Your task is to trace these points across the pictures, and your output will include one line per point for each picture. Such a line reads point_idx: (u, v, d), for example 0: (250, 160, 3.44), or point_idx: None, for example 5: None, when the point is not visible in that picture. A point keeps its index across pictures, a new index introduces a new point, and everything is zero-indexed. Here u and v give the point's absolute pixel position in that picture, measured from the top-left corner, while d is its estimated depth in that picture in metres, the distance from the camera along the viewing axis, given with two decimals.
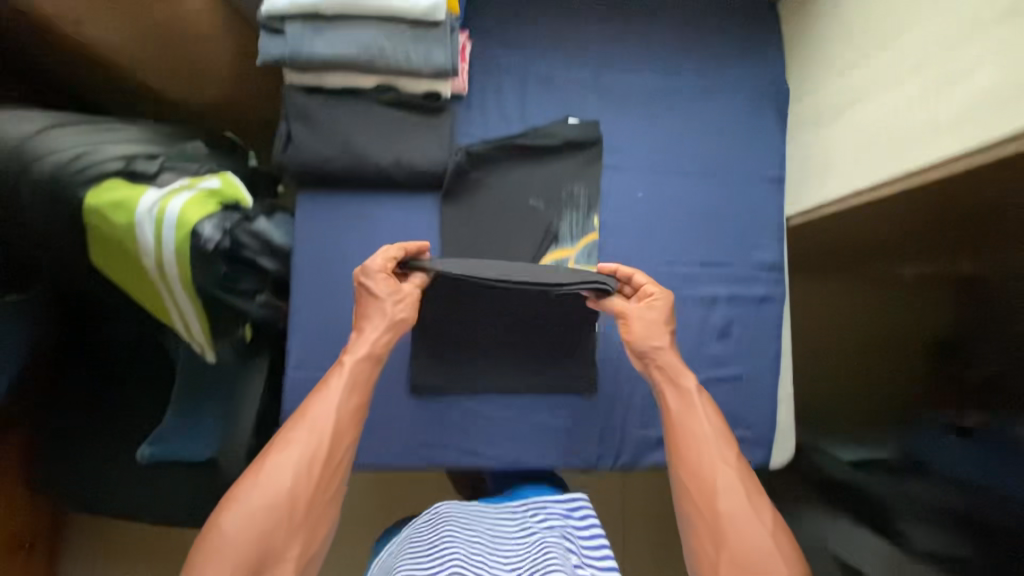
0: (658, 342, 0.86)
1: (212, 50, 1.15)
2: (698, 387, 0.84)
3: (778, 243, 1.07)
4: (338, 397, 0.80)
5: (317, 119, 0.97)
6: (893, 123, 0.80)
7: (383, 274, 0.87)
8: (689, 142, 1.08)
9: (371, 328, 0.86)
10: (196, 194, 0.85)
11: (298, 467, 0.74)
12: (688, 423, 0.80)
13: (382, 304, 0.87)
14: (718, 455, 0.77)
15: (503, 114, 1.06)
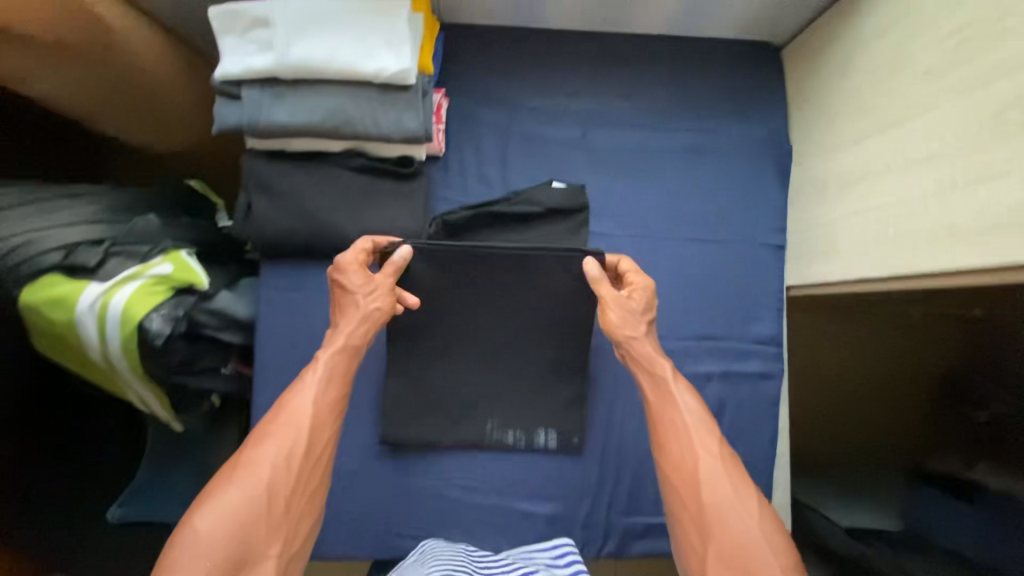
0: (632, 330, 0.79)
1: (175, 96, 1.09)
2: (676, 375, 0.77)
3: (778, 315, 1.00)
4: (315, 389, 0.72)
5: (279, 188, 0.90)
6: (907, 216, 0.72)
7: (358, 267, 0.80)
8: (684, 206, 1.00)
9: (346, 321, 0.78)
10: (144, 284, 0.79)
11: (274, 462, 0.66)
12: (669, 415, 0.73)
13: (357, 296, 0.79)
14: (701, 444, 0.70)
15: (482, 176, 0.98)
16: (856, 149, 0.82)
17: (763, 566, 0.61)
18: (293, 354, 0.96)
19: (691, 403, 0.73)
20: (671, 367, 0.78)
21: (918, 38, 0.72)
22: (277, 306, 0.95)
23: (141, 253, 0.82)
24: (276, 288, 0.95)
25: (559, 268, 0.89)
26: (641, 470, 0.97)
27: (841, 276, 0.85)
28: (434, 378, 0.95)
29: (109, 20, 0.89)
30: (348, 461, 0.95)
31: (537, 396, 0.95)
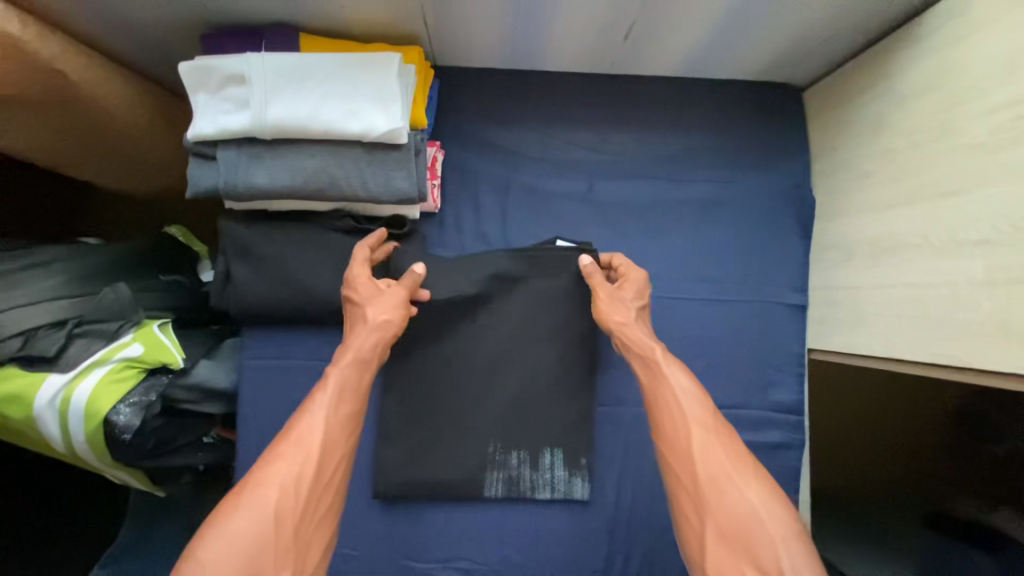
0: (622, 314, 0.78)
1: (152, 143, 1.02)
2: (667, 355, 0.73)
3: (798, 380, 0.93)
4: (325, 406, 0.66)
5: (259, 253, 0.84)
6: (948, 296, 0.66)
7: (366, 279, 0.77)
8: (698, 264, 0.93)
9: (355, 335, 0.73)
10: (110, 371, 0.72)
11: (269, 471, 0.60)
12: (659, 391, 0.70)
13: (365, 309, 0.75)
14: (692, 417, 0.66)
15: (480, 233, 0.92)
16: (883, 214, 0.77)
17: (763, 540, 0.57)
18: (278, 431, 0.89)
19: (683, 381, 0.69)
20: (661, 349, 0.74)
21: (964, 105, 0.66)
22: (259, 378, 0.88)
23: (108, 332, 0.75)
24: (259, 357, 0.88)
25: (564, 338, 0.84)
26: (652, 549, 0.91)
27: (870, 351, 0.79)
28: (430, 456, 0.88)
29: (76, 79, 0.82)
30: (341, 541, 0.89)
31: (541, 470, 0.89)
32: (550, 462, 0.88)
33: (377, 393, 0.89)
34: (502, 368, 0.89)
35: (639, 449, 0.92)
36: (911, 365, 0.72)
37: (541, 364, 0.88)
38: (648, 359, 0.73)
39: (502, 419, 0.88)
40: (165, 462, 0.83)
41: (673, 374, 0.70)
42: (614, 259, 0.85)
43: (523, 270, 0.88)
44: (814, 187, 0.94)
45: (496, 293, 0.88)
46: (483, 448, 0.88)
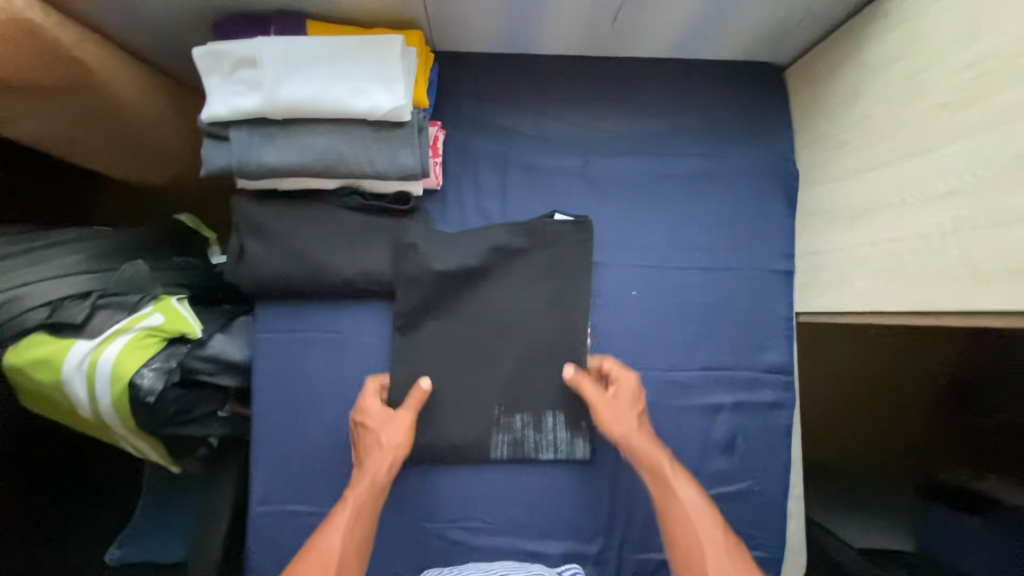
0: (632, 422, 0.84)
1: (164, 135, 1.06)
2: (676, 470, 0.80)
3: (787, 342, 0.98)
4: (343, 528, 0.75)
5: (271, 229, 0.88)
6: (921, 245, 0.71)
7: (376, 407, 0.87)
8: (690, 235, 0.98)
9: (371, 460, 0.83)
10: (134, 337, 0.76)
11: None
12: (671, 506, 0.77)
13: (379, 433, 0.85)
14: (707, 537, 0.73)
15: (482, 209, 0.96)
16: (862, 178, 0.82)
17: None
18: (291, 401, 0.92)
19: (694, 500, 0.77)
20: (666, 459, 0.81)
21: (930, 71, 0.70)
22: (272, 349, 0.91)
23: (130, 303, 0.79)
24: (272, 330, 0.92)
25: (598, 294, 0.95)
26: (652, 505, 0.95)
27: (853, 306, 0.83)
28: (437, 422, 0.91)
29: (92, 65, 0.86)
30: None
31: (546, 433, 0.92)
32: (552, 424, 0.92)
33: (385, 362, 0.93)
34: (506, 336, 0.92)
35: None
36: (892, 316, 0.77)
37: (541, 332, 0.92)
38: (656, 471, 0.80)
39: (506, 385, 0.92)
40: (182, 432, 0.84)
41: (683, 491, 0.78)
42: (606, 362, 0.90)
43: (523, 241, 0.92)
44: (799, 160, 0.99)
45: (498, 264, 0.92)
46: (488, 413, 0.92)
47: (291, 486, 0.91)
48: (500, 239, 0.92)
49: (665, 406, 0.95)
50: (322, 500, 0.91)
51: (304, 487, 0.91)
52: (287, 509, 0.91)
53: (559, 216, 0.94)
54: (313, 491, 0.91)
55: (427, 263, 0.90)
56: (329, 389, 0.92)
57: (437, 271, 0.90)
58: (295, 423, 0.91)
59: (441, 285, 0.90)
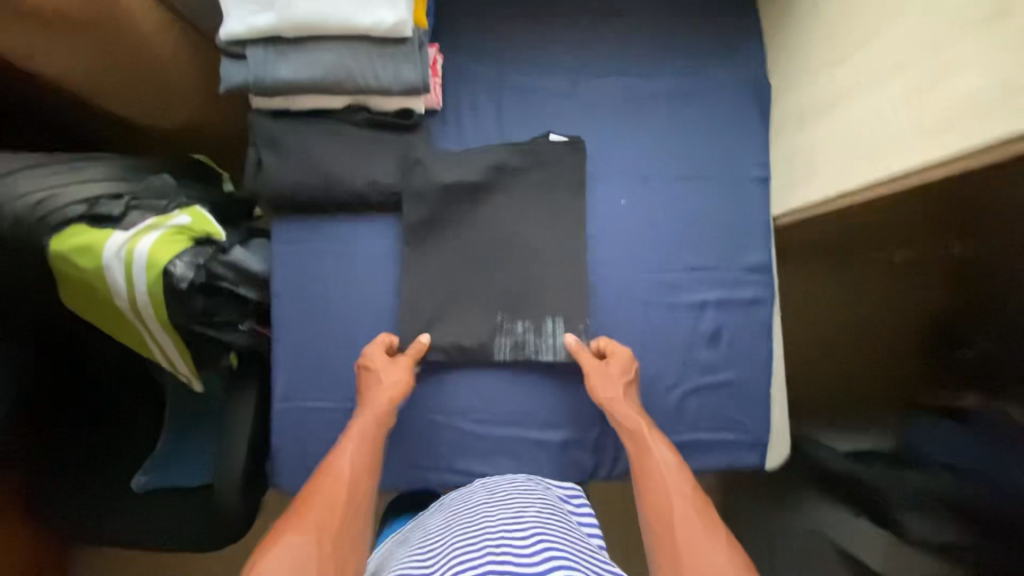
0: (619, 381, 0.94)
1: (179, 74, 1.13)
2: (654, 430, 0.90)
3: (766, 244, 1.05)
4: (350, 453, 0.83)
5: (286, 144, 0.95)
6: (884, 124, 0.79)
7: (382, 355, 0.94)
8: (674, 147, 1.05)
9: (371, 395, 0.91)
10: (166, 233, 0.83)
11: (319, 500, 0.75)
12: (649, 462, 0.85)
13: (381, 373, 0.93)
14: (677, 489, 0.80)
15: (479, 127, 1.03)
16: (834, 76, 0.90)
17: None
18: (308, 306, 0.99)
19: (669, 456, 0.85)
20: (647, 426, 0.90)
21: None
22: (290, 259, 0.99)
23: (159, 207, 0.87)
24: (289, 241, 0.99)
25: (602, 196, 1.04)
26: (646, 394, 1.01)
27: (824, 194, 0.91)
28: (445, 322, 0.99)
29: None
30: None
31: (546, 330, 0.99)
32: (552, 330, 0.99)
33: (394, 269, 1.00)
34: (507, 246, 1.00)
35: (630, 310, 1.03)
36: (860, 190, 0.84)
37: (540, 246, 1.00)
38: (636, 432, 0.89)
39: (509, 293, 1.00)
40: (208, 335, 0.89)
41: (659, 449, 0.87)
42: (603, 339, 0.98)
43: (522, 160, 1.00)
44: (772, 76, 1.07)
45: (499, 182, 1.00)
46: (491, 318, 0.99)
47: (311, 383, 0.98)
48: (497, 152, 1.00)
49: (655, 304, 1.03)
50: (339, 396, 0.98)
51: (321, 385, 0.98)
52: (307, 405, 0.98)
53: (555, 137, 1.01)
54: (334, 388, 0.98)
55: (432, 176, 0.98)
56: (343, 295, 0.99)
57: (442, 184, 0.98)
58: (312, 326, 0.99)
59: (445, 197, 0.98)
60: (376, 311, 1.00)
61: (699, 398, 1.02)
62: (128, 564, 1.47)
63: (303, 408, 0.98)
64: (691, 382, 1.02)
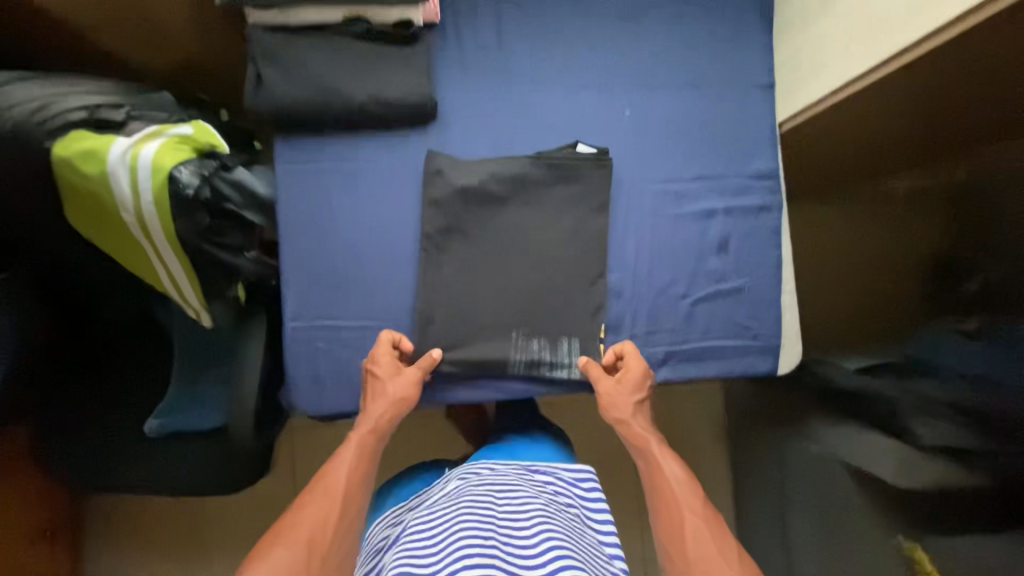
0: (627, 388, 0.95)
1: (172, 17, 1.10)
2: (664, 449, 0.91)
3: (772, 150, 1.05)
4: (348, 466, 0.83)
5: (285, 58, 0.94)
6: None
7: (391, 366, 0.93)
8: (676, 56, 1.04)
9: (375, 408, 0.91)
10: (168, 141, 0.82)
11: (314, 517, 0.75)
12: (659, 480, 0.87)
13: (385, 383, 0.92)
14: (687, 505, 0.82)
15: (479, 42, 1.02)
16: None
17: None
18: (316, 227, 0.98)
19: (680, 474, 0.87)
20: (659, 445, 0.92)
21: None
22: (296, 181, 0.98)
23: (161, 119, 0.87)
24: (292, 160, 0.98)
25: (606, 107, 1.03)
26: (657, 303, 1.01)
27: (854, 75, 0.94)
28: (455, 241, 0.98)
29: None
30: (379, 316, 0.98)
31: (553, 242, 0.99)
32: (567, 350, 0.98)
33: (399, 185, 0.99)
34: (523, 239, 0.99)
35: (639, 222, 1.02)
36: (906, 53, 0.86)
37: (551, 217, 1.00)
38: (648, 452, 0.91)
39: (523, 241, 0.99)
40: (217, 258, 0.89)
41: (666, 462, 0.89)
42: (624, 347, 0.98)
43: (545, 173, 0.99)
44: None
45: (515, 193, 0.99)
46: (498, 231, 0.99)
47: (321, 302, 0.97)
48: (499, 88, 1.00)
49: (663, 214, 1.02)
50: (351, 315, 0.97)
51: (331, 304, 0.97)
52: (318, 324, 0.97)
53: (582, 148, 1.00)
54: (344, 308, 0.97)
55: (450, 183, 0.97)
56: (350, 214, 0.98)
57: (458, 188, 0.97)
58: (319, 247, 0.98)
59: (460, 201, 0.97)
60: (384, 229, 0.99)
61: (709, 306, 1.02)
62: (139, 522, 1.46)
63: (313, 330, 0.97)
64: (702, 290, 1.02)
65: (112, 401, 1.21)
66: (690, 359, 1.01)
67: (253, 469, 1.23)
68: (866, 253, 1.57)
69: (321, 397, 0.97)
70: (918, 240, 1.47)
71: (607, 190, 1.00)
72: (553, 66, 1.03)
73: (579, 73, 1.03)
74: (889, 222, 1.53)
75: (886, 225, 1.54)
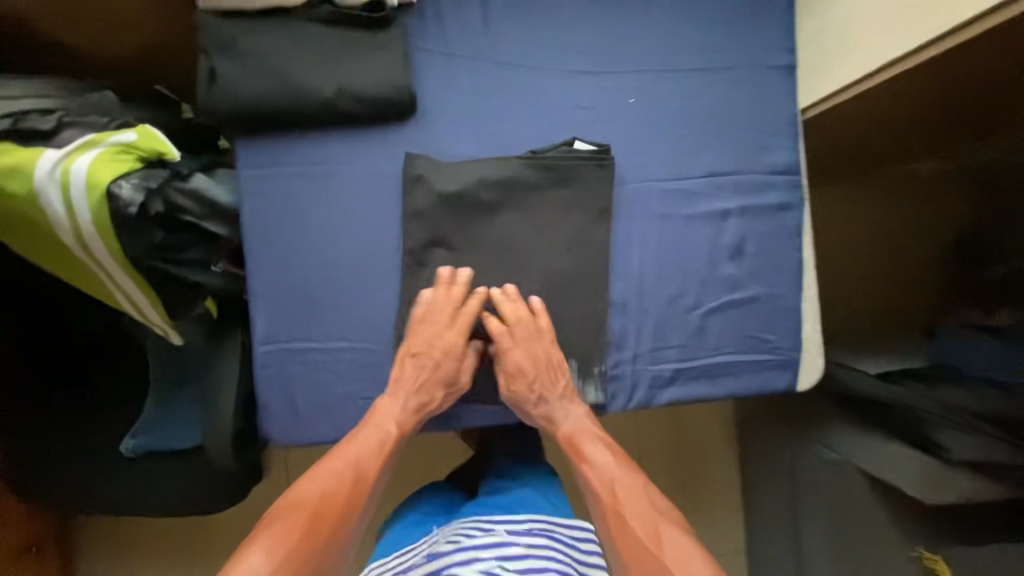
0: (535, 353, 0.88)
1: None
2: (593, 439, 0.87)
3: (793, 141, 0.94)
4: (371, 448, 0.81)
5: (241, 49, 0.82)
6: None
7: (454, 358, 0.88)
8: (685, 33, 0.92)
9: (423, 393, 0.86)
10: (106, 151, 0.72)
11: (337, 511, 0.74)
12: (596, 478, 0.82)
13: (443, 372, 0.87)
14: (633, 501, 0.79)
15: (462, 22, 0.90)
16: None
17: None
18: (287, 239, 0.89)
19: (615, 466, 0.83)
20: (584, 435, 0.87)
21: None
22: (262, 189, 0.88)
23: (98, 124, 0.75)
24: (257, 164, 0.88)
25: (608, 95, 0.91)
26: (665, 315, 0.92)
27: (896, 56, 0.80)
28: (442, 252, 0.89)
29: None
30: (359, 336, 0.89)
31: (548, 252, 0.90)
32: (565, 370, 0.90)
33: (376, 189, 0.89)
34: (515, 239, 0.90)
35: (644, 224, 0.92)
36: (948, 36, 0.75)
37: (546, 223, 0.90)
38: (578, 447, 0.86)
39: (516, 252, 0.90)
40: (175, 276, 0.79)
41: (595, 454, 0.85)
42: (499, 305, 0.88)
43: (539, 176, 0.89)
44: None
45: (507, 199, 0.89)
46: (487, 240, 0.90)
47: (295, 322, 0.88)
48: (497, 79, 0.91)
49: (670, 216, 0.92)
50: (328, 336, 0.88)
51: (306, 324, 0.88)
52: (291, 348, 0.88)
53: (581, 146, 0.90)
54: (321, 325, 0.88)
55: (432, 189, 0.87)
56: (325, 225, 0.89)
57: (441, 193, 0.87)
58: (291, 262, 0.89)
59: (445, 211, 0.88)
60: (361, 240, 0.89)
61: (722, 318, 0.92)
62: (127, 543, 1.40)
63: (287, 354, 0.88)
64: (714, 300, 0.92)
65: (85, 421, 1.13)
66: (702, 376, 0.92)
67: (238, 492, 1.16)
68: (887, 241, 1.43)
69: (298, 424, 0.88)
70: (934, 230, 1.43)
71: (608, 191, 0.90)
72: (548, 48, 0.91)
73: (577, 55, 0.91)
74: (910, 204, 1.43)
75: (906, 210, 1.43)
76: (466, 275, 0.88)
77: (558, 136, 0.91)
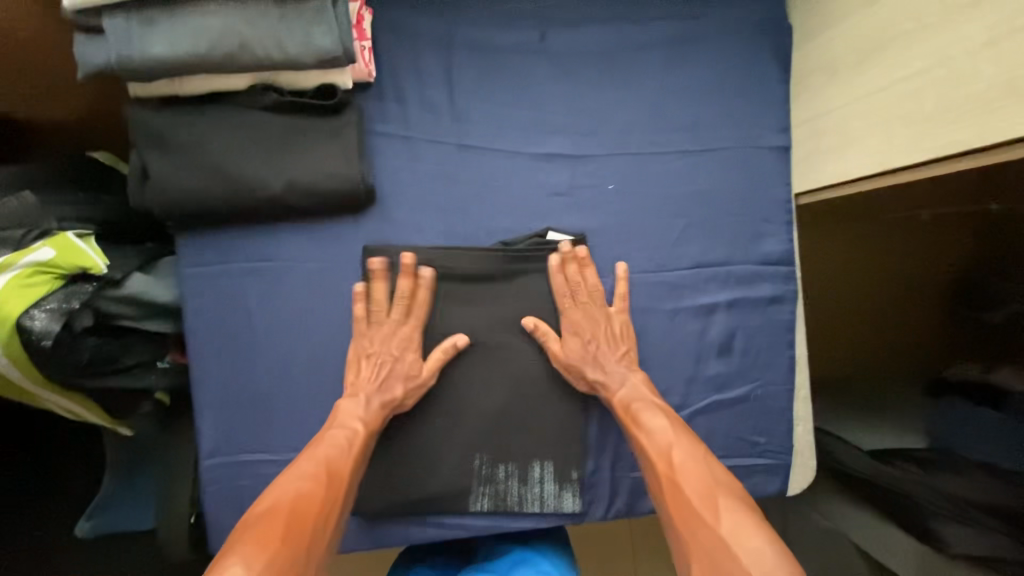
0: (593, 316, 0.81)
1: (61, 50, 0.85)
2: (647, 400, 0.77)
3: (787, 229, 0.87)
4: (342, 444, 0.72)
5: (173, 141, 0.75)
6: (967, 85, 0.63)
7: (412, 354, 0.79)
8: (673, 111, 0.85)
9: (377, 393, 0.77)
10: (16, 277, 0.67)
11: (317, 507, 0.64)
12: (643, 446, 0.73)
13: (399, 366, 0.78)
14: (684, 467, 0.68)
15: (427, 101, 0.83)
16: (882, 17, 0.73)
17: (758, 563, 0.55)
18: (233, 342, 0.81)
19: (664, 426, 0.73)
20: (636, 396, 0.77)
21: None
22: (203, 287, 0.79)
23: (13, 240, 0.70)
24: (198, 260, 0.79)
25: (588, 181, 0.84)
26: None
27: (889, 163, 0.74)
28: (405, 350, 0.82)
29: None
30: None
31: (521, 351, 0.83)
32: (540, 475, 0.83)
33: (332, 285, 0.81)
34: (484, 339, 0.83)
35: None
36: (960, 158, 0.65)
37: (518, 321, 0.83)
38: (627, 414, 0.76)
39: (487, 351, 0.83)
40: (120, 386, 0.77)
41: (650, 419, 0.74)
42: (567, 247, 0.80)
43: (509, 269, 0.82)
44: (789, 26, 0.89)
45: (476, 296, 0.82)
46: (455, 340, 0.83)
47: (245, 431, 0.81)
48: (465, 162, 0.83)
49: (654, 310, 0.85)
50: (282, 446, 0.81)
51: (258, 433, 0.81)
52: (243, 459, 0.81)
53: (555, 237, 0.83)
54: (271, 436, 0.81)
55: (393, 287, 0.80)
56: (275, 324, 0.81)
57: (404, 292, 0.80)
58: (239, 366, 0.81)
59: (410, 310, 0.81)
60: (317, 340, 0.82)
61: (709, 420, 0.85)
62: None
63: (238, 464, 0.81)
64: (700, 401, 0.85)
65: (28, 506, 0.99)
66: None
67: None
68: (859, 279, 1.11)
69: None
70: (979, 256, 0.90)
71: None
72: (521, 129, 0.84)
73: (553, 137, 0.84)
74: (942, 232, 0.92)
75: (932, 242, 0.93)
76: (409, 260, 0.78)
77: (534, 226, 0.84)
